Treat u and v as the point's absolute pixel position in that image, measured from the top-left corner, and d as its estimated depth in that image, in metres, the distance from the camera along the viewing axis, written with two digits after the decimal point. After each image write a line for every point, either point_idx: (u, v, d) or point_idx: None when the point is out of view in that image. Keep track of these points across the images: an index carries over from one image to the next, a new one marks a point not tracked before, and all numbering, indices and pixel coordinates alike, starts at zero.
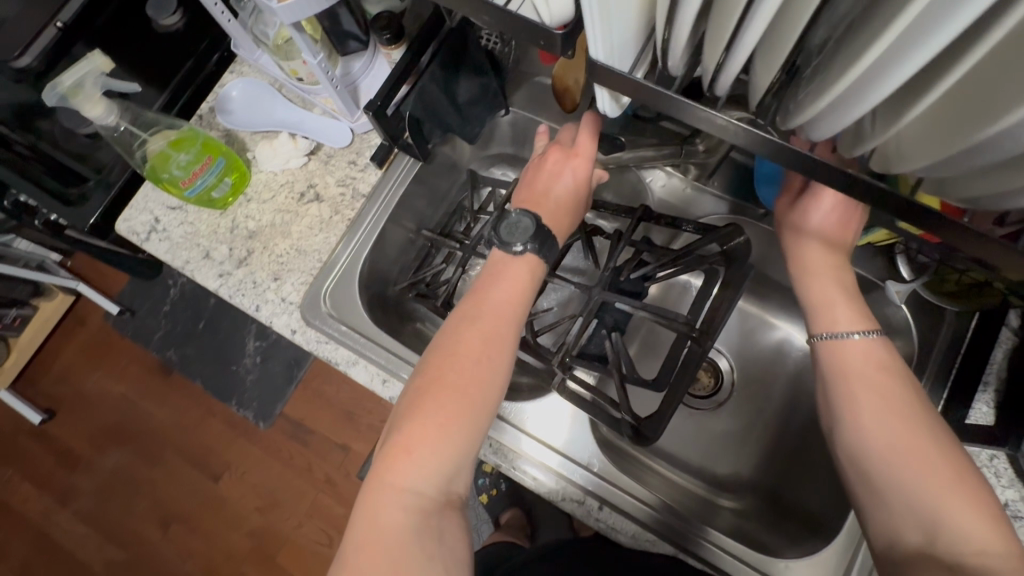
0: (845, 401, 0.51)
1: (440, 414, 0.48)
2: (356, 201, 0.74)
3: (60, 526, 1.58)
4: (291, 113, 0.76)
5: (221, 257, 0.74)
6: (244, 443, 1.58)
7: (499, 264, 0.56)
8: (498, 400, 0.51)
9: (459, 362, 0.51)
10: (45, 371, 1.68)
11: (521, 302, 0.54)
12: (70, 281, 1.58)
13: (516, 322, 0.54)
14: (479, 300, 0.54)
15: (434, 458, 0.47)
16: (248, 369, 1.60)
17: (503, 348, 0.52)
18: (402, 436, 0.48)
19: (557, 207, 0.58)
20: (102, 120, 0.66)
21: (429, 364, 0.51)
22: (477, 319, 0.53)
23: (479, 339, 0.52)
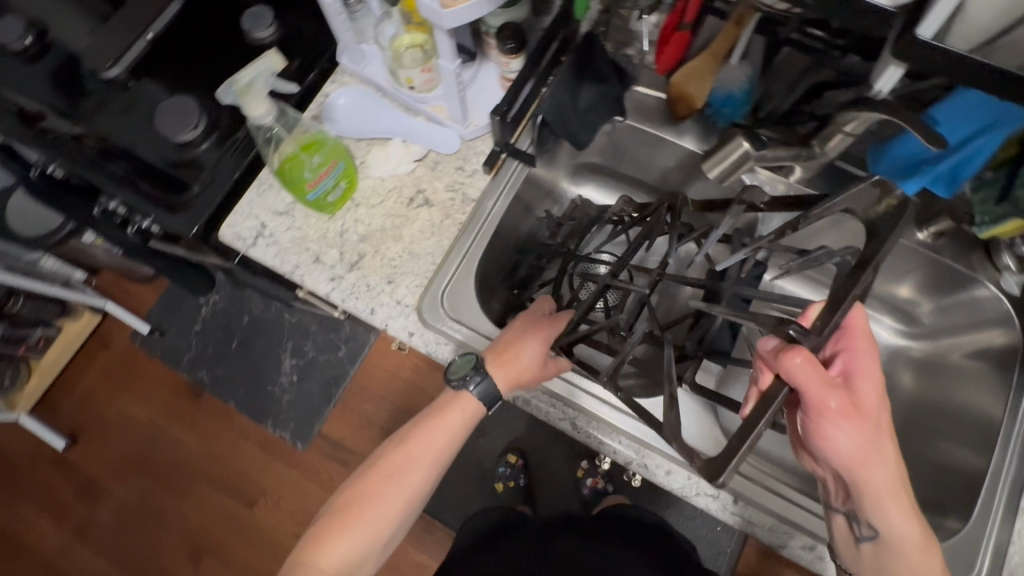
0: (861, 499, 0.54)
1: (349, 518, 0.64)
2: (467, 206, 0.75)
3: (79, 560, 1.49)
4: (398, 120, 0.77)
5: (332, 261, 0.74)
6: (279, 466, 1.53)
7: (445, 399, 0.67)
8: (401, 514, 0.66)
9: (380, 486, 0.65)
10: (65, 395, 1.61)
11: (439, 450, 0.66)
12: (100, 300, 1.54)
13: (433, 463, 0.67)
14: (408, 439, 0.67)
15: (341, 548, 0.63)
16: (284, 388, 1.57)
17: (415, 480, 0.66)
18: (320, 528, 0.65)
19: (513, 374, 0.63)
20: (260, 120, 0.66)
21: (364, 477, 0.66)
22: (412, 448, 0.66)
23: (394, 473, 0.65)
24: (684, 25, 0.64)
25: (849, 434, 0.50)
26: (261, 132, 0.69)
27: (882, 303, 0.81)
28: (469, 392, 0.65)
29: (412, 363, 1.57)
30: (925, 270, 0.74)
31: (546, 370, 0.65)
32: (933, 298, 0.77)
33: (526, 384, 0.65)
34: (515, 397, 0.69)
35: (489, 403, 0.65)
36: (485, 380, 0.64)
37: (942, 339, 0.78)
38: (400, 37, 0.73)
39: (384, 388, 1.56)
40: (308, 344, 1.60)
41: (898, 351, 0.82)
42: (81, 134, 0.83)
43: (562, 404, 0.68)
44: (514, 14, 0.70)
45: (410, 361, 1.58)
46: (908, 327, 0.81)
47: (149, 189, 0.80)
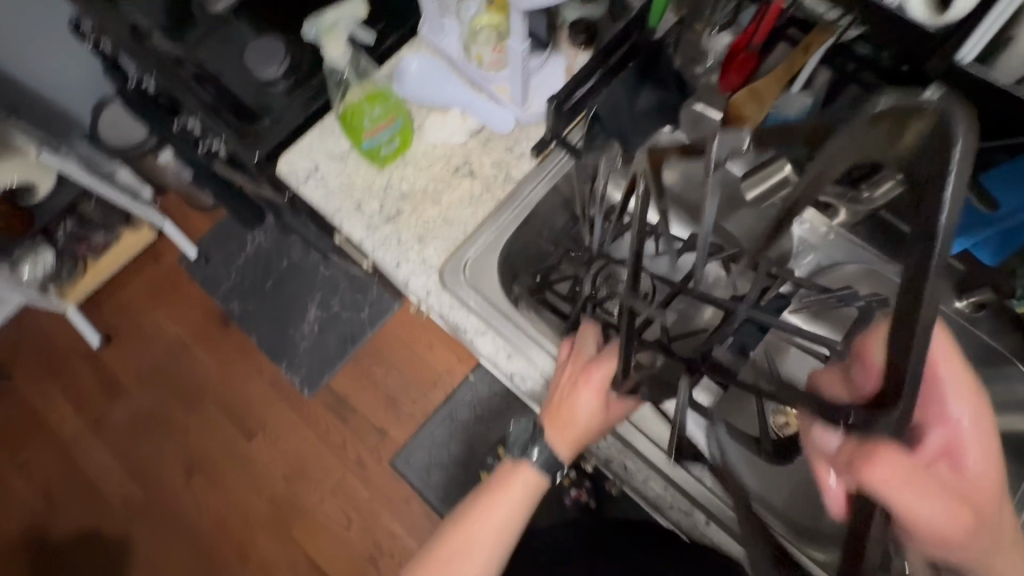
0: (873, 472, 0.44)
1: None
2: (508, 184, 0.78)
3: (88, 451, 1.59)
4: (461, 93, 0.81)
5: (371, 211, 0.78)
6: (283, 406, 1.59)
7: (504, 474, 0.64)
8: None
9: (448, 565, 0.62)
10: (110, 298, 1.73)
11: (507, 523, 0.62)
12: (160, 218, 1.66)
13: (506, 540, 0.62)
14: (476, 513, 0.63)
15: None
16: (304, 335, 1.64)
17: (486, 558, 0.62)
18: None
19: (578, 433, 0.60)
20: (339, 60, 0.72)
21: (427, 564, 0.62)
22: (474, 531, 0.62)
23: (463, 551, 0.62)
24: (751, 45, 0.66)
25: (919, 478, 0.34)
26: (330, 72, 0.74)
27: None
28: (528, 462, 0.62)
29: (427, 338, 1.62)
30: None
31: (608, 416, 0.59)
32: None
33: (593, 434, 0.61)
34: (513, 374, 0.71)
35: (552, 471, 0.63)
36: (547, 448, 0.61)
37: None
38: (480, 16, 0.77)
39: (395, 356, 1.61)
40: (335, 299, 1.67)
41: None
42: (178, 55, 0.91)
43: None
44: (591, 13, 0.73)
45: (425, 335, 1.62)
46: None
47: (224, 115, 0.87)
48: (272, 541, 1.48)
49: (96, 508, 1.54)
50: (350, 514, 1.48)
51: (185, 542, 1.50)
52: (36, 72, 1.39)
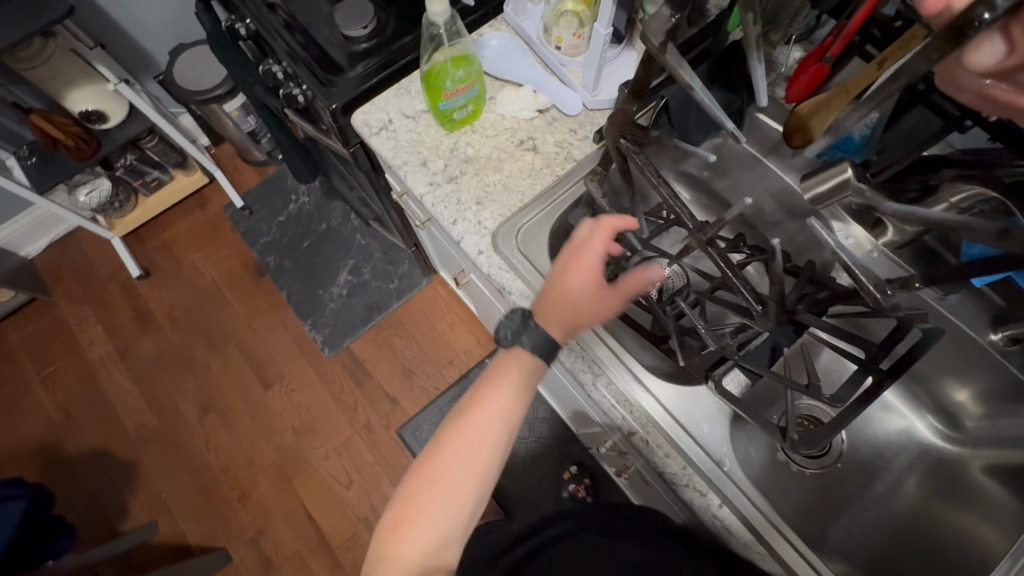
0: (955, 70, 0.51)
1: (427, 497, 0.57)
2: (568, 162, 0.81)
3: (112, 375, 1.64)
4: (536, 74, 0.85)
5: (435, 169, 0.82)
6: (302, 362, 1.63)
7: (499, 361, 0.62)
8: (482, 490, 0.59)
9: (447, 457, 0.58)
10: (154, 235, 1.80)
11: (507, 405, 0.60)
12: (214, 166, 1.72)
13: (507, 423, 0.60)
14: (470, 403, 0.60)
15: (426, 530, 0.57)
16: (332, 297, 1.68)
17: (488, 445, 0.59)
18: (398, 511, 0.58)
19: (570, 315, 0.62)
20: (435, 18, 0.74)
21: (426, 457, 0.59)
22: (472, 415, 0.59)
23: (462, 441, 0.58)
24: (826, 58, 0.68)
25: None
26: (427, 29, 0.77)
27: (930, 397, 0.80)
28: (521, 345, 0.61)
29: (451, 318, 1.65)
30: (988, 375, 0.72)
31: (603, 302, 0.61)
32: (986, 407, 0.75)
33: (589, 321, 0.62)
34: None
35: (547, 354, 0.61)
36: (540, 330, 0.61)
37: (979, 449, 0.77)
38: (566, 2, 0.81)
39: (417, 330, 1.64)
40: (367, 267, 1.71)
41: (928, 448, 0.80)
42: (274, 4, 0.96)
43: (587, 360, 0.74)
44: None
45: (448, 315, 1.65)
46: (948, 430, 0.79)
47: (310, 63, 0.92)
48: (274, 489, 1.52)
49: (111, 431, 1.59)
50: (351, 475, 1.51)
51: (190, 476, 1.54)
52: (127, 9, 1.46)
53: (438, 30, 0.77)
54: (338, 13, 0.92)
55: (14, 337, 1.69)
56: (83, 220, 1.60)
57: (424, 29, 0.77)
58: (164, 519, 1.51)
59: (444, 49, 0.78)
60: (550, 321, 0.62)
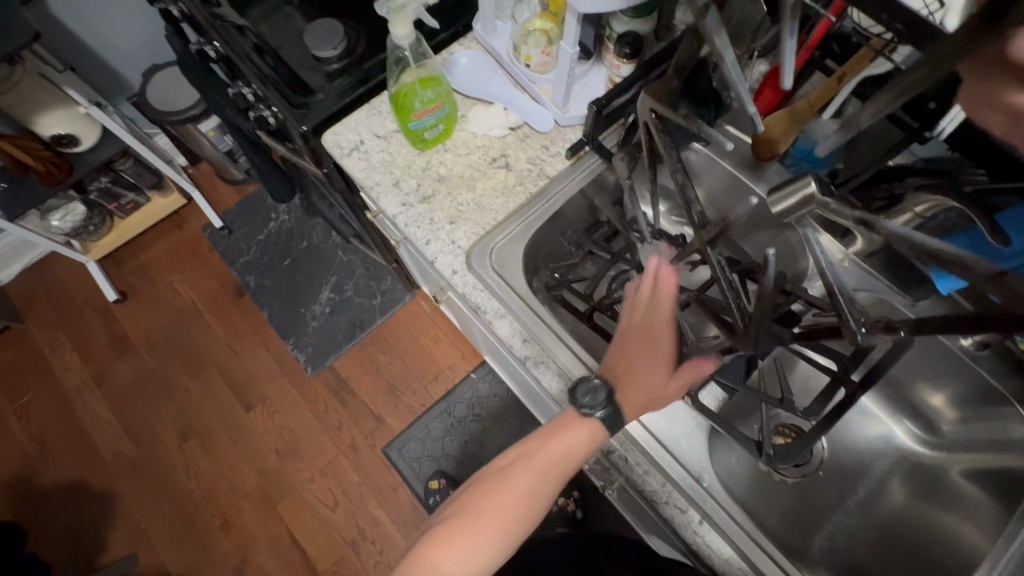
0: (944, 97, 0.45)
1: (479, 529, 0.60)
2: (541, 179, 0.81)
3: (88, 403, 1.60)
4: (506, 91, 0.85)
5: (408, 189, 0.81)
6: (285, 382, 1.61)
7: (567, 420, 0.64)
8: (525, 529, 0.63)
9: (506, 492, 0.62)
10: (131, 257, 1.77)
11: (573, 462, 0.63)
12: (191, 186, 1.71)
13: (566, 475, 0.64)
14: (538, 450, 0.63)
15: (469, 558, 0.59)
16: (314, 316, 1.67)
17: (547, 492, 0.63)
18: (446, 530, 0.61)
19: (646, 397, 0.62)
20: (399, 41, 0.74)
21: (477, 485, 0.63)
22: (530, 459, 0.63)
23: (530, 484, 0.62)
24: (788, 72, 0.68)
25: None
26: (392, 53, 0.77)
27: (907, 402, 0.80)
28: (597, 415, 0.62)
29: (434, 334, 1.64)
30: (961, 380, 0.73)
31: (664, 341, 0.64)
32: (960, 412, 0.76)
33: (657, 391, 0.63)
34: (523, 358, 0.74)
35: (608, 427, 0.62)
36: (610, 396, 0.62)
37: (957, 452, 0.77)
38: (533, 19, 0.81)
39: (401, 346, 1.63)
40: (349, 283, 1.70)
41: (909, 453, 0.81)
42: (244, 26, 0.96)
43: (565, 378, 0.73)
44: (638, 26, 0.77)
45: (432, 329, 1.64)
46: (926, 434, 0.79)
47: (279, 84, 0.91)
48: (258, 515, 1.48)
49: (89, 460, 1.55)
50: (337, 497, 1.49)
51: (171, 504, 1.50)
52: (98, 32, 1.45)
53: (405, 53, 0.77)
54: (308, 35, 0.92)
55: None
56: (55, 245, 1.57)
57: (390, 53, 0.77)
58: (144, 550, 1.47)
59: (411, 71, 0.78)
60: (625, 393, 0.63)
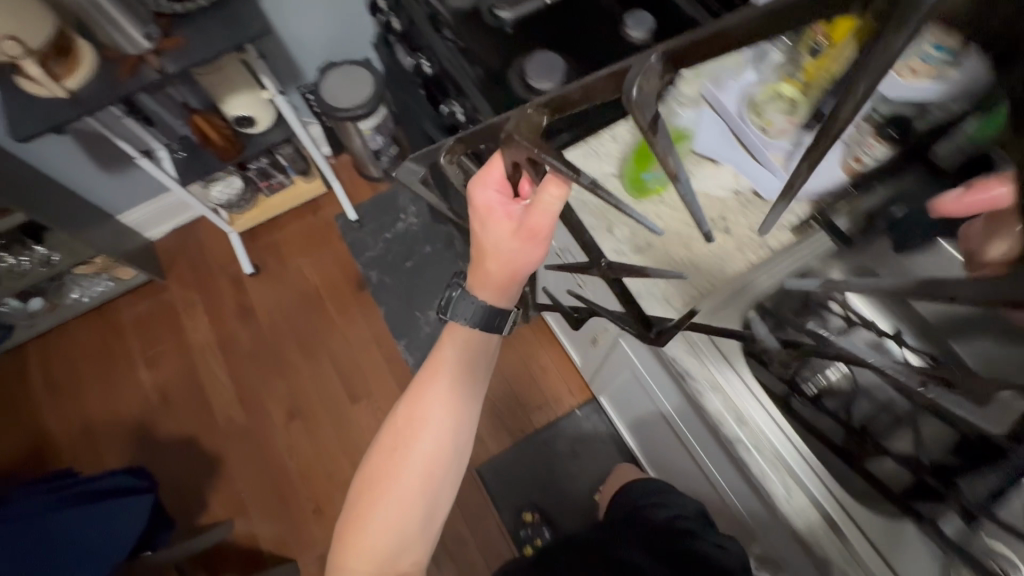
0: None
1: (393, 463, 0.73)
2: (760, 249, 0.78)
3: (210, 365, 1.69)
4: (734, 152, 0.81)
5: (622, 236, 0.80)
6: (391, 382, 1.64)
7: (439, 346, 0.76)
8: (443, 458, 0.73)
9: (407, 429, 0.73)
10: (267, 234, 1.87)
11: (450, 382, 0.74)
12: (336, 177, 1.78)
13: (456, 403, 0.74)
14: (421, 388, 0.74)
15: (396, 490, 0.72)
16: (428, 322, 1.69)
17: (444, 425, 0.73)
18: (369, 471, 0.74)
19: (511, 268, 0.67)
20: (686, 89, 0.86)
21: (388, 437, 0.74)
22: (419, 400, 0.73)
23: (420, 416, 0.73)
24: None
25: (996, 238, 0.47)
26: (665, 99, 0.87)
27: None
28: (450, 324, 0.74)
29: (542, 364, 1.62)
30: None
31: (521, 241, 0.63)
32: None
33: (513, 272, 0.67)
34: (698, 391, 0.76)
35: (485, 326, 0.71)
36: (471, 304, 0.70)
37: None
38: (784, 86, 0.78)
39: (508, 368, 1.63)
40: None
41: None
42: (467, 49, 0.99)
43: (778, 468, 0.74)
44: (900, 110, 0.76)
45: (542, 356, 1.63)
46: None
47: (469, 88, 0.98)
48: None
49: (202, 420, 1.62)
50: None
51: (270, 479, 1.55)
52: (292, 25, 1.53)
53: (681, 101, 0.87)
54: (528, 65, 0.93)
55: (125, 314, 1.76)
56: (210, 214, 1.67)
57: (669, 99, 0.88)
58: (239, 518, 1.52)
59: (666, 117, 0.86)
60: (482, 276, 0.68)
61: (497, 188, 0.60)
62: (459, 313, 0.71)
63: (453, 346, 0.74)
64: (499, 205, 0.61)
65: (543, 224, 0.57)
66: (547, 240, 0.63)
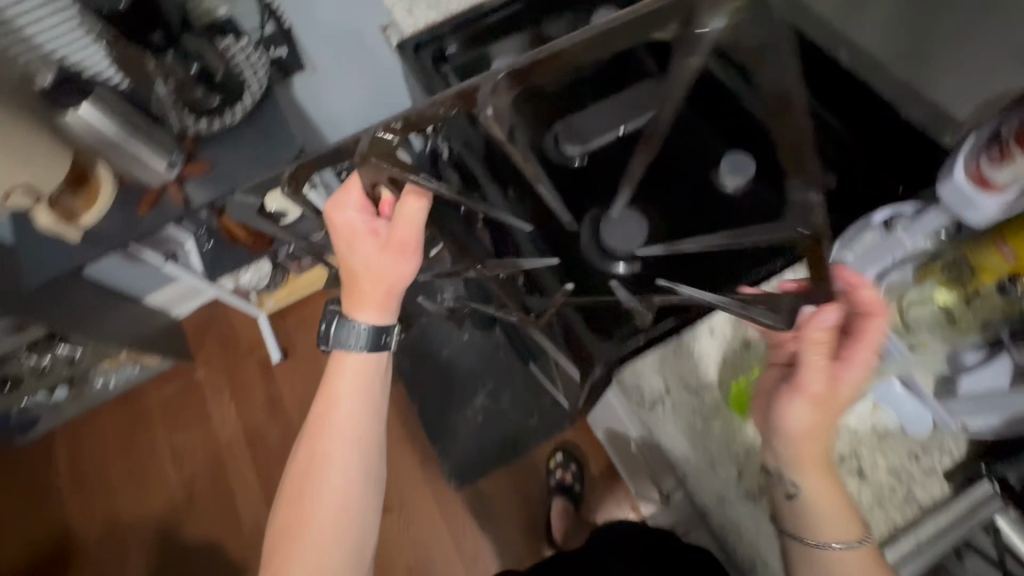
0: (787, 476, 0.60)
1: (305, 507, 0.70)
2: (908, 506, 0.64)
3: (236, 460, 1.60)
4: None
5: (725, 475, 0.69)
6: (426, 489, 1.54)
7: (331, 373, 0.75)
8: (359, 488, 0.72)
9: (316, 466, 0.71)
10: (295, 312, 1.77)
11: (348, 404, 0.73)
12: None
13: (365, 430, 0.73)
14: (321, 421, 0.73)
15: (318, 538, 0.69)
16: (466, 422, 1.56)
17: (356, 454, 0.72)
18: (281, 525, 0.70)
19: (385, 287, 0.70)
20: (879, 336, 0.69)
21: (294, 479, 0.72)
22: (322, 433, 0.72)
23: (325, 450, 0.72)
24: None
25: (805, 413, 0.58)
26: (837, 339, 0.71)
27: None
28: (338, 352, 0.73)
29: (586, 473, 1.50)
30: None
31: (388, 256, 0.67)
32: None
33: (392, 293, 0.71)
34: None
35: (376, 342, 0.72)
36: (353, 325, 0.71)
37: None
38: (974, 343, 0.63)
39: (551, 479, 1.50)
40: None
41: None
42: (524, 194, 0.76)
43: None
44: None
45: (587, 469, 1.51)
46: None
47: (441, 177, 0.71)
48: None
49: (228, 523, 1.54)
50: None
51: None
52: (322, 106, 1.40)
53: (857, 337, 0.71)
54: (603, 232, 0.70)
55: (150, 398, 1.69)
56: (225, 295, 1.55)
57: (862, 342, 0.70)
58: None
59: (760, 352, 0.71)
60: (363, 300, 0.70)
61: (358, 208, 0.66)
62: (343, 336, 0.71)
63: (347, 368, 0.74)
64: (366, 228, 0.67)
65: (400, 229, 0.64)
66: (418, 253, 0.68)
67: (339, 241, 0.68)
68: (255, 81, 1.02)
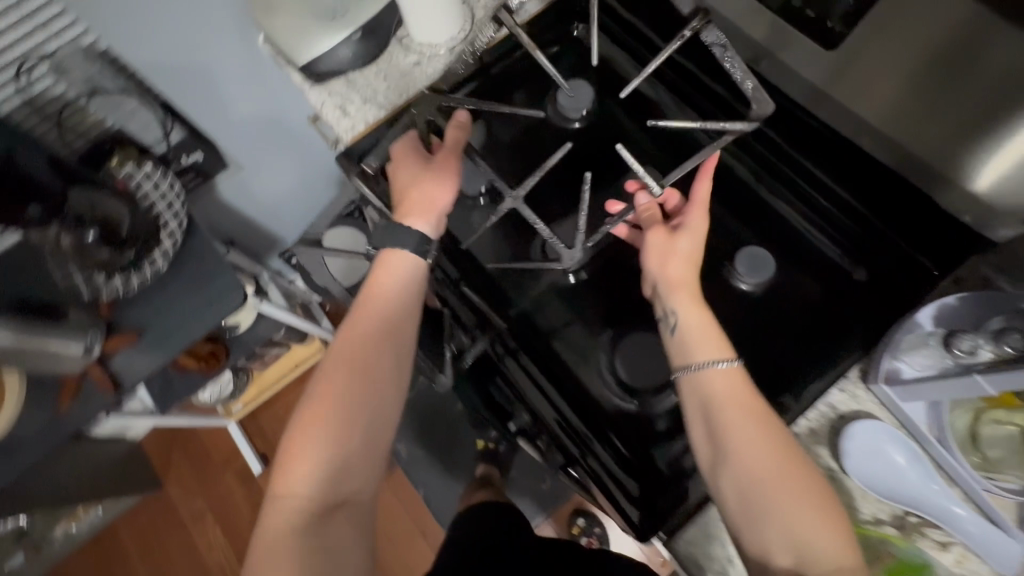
0: (666, 303, 0.67)
1: (332, 401, 0.67)
2: None
3: None
4: (942, 499, 0.60)
5: None
6: None
7: (379, 260, 0.74)
8: (383, 403, 0.69)
9: (350, 352, 0.70)
10: (269, 409, 1.62)
11: (398, 287, 0.72)
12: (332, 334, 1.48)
13: (398, 337, 0.71)
14: (373, 292, 0.72)
15: (335, 432, 0.66)
16: None
17: (388, 355, 0.70)
18: (312, 416, 0.67)
19: (427, 206, 0.72)
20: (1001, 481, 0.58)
21: (336, 349, 0.71)
22: (369, 305, 0.71)
23: (363, 339, 0.70)
24: None
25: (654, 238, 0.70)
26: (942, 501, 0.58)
27: None
28: (388, 251, 0.73)
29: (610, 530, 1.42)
30: None
31: (437, 167, 0.73)
32: None
33: (437, 206, 0.72)
34: None
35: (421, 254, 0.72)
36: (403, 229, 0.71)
37: None
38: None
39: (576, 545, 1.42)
40: None
41: None
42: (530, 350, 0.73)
43: None
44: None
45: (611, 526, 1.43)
46: None
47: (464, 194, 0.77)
48: None
49: None
50: None
51: None
52: (255, 198, 1.22)
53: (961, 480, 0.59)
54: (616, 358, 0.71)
55: (125, 535, 1.53)
56: (189, 421, 1.41)
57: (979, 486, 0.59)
58: None
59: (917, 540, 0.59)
60: (413, 206, 0.72)
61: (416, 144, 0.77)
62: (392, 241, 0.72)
63: (395, 266, 0.73)
64: (418, 154, 0.75)
65: (450, 141, 0.74)
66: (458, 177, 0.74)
67: (398, 168, 0.76)
68: (172, 220, 0.87)
